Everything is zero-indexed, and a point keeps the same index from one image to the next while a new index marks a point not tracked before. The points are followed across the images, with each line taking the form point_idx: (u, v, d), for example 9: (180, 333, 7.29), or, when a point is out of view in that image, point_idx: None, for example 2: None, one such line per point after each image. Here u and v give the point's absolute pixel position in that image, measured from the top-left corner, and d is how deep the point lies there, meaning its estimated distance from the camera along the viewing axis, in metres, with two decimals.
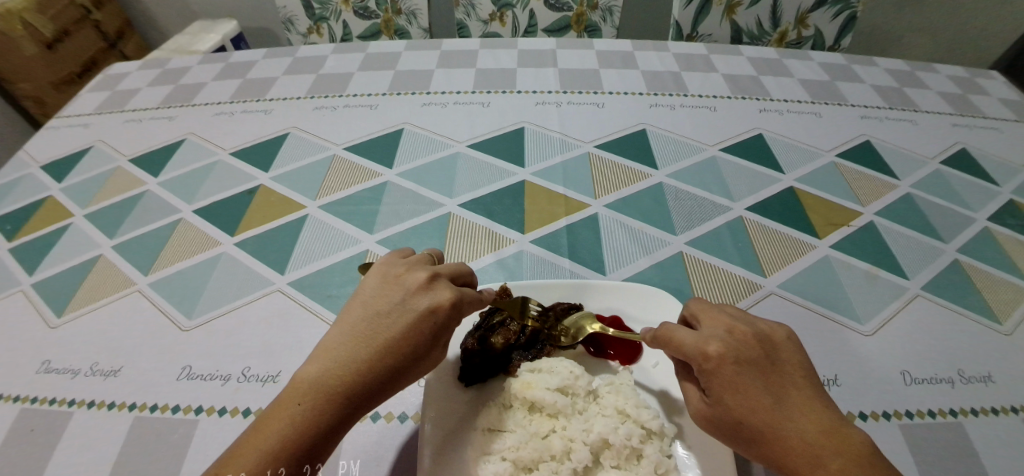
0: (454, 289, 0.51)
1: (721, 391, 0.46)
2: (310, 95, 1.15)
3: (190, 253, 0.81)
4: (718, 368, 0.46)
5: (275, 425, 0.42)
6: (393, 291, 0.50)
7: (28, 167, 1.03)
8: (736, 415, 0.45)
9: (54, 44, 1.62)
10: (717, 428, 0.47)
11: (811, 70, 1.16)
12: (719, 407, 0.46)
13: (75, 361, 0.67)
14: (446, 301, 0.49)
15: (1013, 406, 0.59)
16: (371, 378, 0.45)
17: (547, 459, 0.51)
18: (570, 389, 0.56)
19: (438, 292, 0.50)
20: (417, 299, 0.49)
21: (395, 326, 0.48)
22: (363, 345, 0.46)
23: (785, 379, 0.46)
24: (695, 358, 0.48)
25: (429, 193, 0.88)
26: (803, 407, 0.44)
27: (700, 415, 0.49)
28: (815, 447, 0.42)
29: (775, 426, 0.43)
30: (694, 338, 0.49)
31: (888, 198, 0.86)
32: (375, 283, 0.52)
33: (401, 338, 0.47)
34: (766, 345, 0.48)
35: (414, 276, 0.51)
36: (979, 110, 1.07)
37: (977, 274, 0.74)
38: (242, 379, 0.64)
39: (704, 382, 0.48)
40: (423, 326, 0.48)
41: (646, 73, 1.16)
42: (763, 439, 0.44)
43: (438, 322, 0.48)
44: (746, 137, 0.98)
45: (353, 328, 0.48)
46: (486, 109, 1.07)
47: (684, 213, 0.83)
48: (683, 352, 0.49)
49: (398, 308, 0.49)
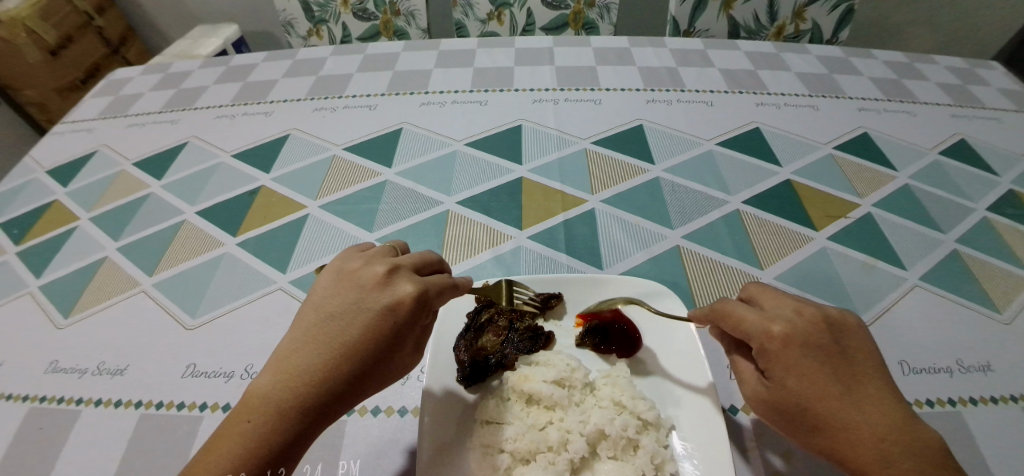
0: (414, 282, 0.49)
1: (786, 374, 0.46)
2: (310, 97, 1.16)
3: (193, 253, 0.83)
4: (782, 350, 0.46)
5: (231, 441, 0.42)
6: (349, 289, 0.49)
7: (33, 172, 1.05)
8: (801, 400, 0.45)
9: (58, 51, 1.63)
10: (775, 410, 0.48)
11: (808, 64, 1.16)
12: (780, 390, 0.47)
13: (81, 361, 0.68)
14: (403, 298, 0.48)
15: (1012, 394, 0.59)
16: (329, 383, 0.45)
17: (546, 451, 0.52)
18: (567, 381, 0.57)
19: (397, 287, 0.49)
20: (373, 298, 0.48)
21: (350, 330, 0.47)
22: (320, 349, 0.46)
23: (854, 368, 0.46)
24: (759, 337, 0.48)
25: (428, 191, 0.89)
26: (873, 399, 0.44)
27: (757, 395, 0.49)
28: (885, 441, 0.42)
29: (842, 415, 0.43)
30: (758, 319, 0.49)
31: (885, 190, 0.86)
32: (327, 284, 0.51)
33: (359, 338, 0.46)
34: (834, 330, 0.48)
35: (371, 272, 0.50)
36: (978, 100, 1.06)
37: (976, 263, 0.74)
38: (245, 376, 0.65)
39: (766, 363, 0.48)
40: (380, 326, 0.47)
41: (643, 69, 1.16)
42: (828, 427, 0.44)
43: (399, 318, 0.47)
44: (743, 131, 0.98)
45: (306, 333, 0.47)
46: (483, 108, 1.08)
47: (681, 207, 0.83)
48: (745, 331, 0.49)
49: (352, 310, 0.48)
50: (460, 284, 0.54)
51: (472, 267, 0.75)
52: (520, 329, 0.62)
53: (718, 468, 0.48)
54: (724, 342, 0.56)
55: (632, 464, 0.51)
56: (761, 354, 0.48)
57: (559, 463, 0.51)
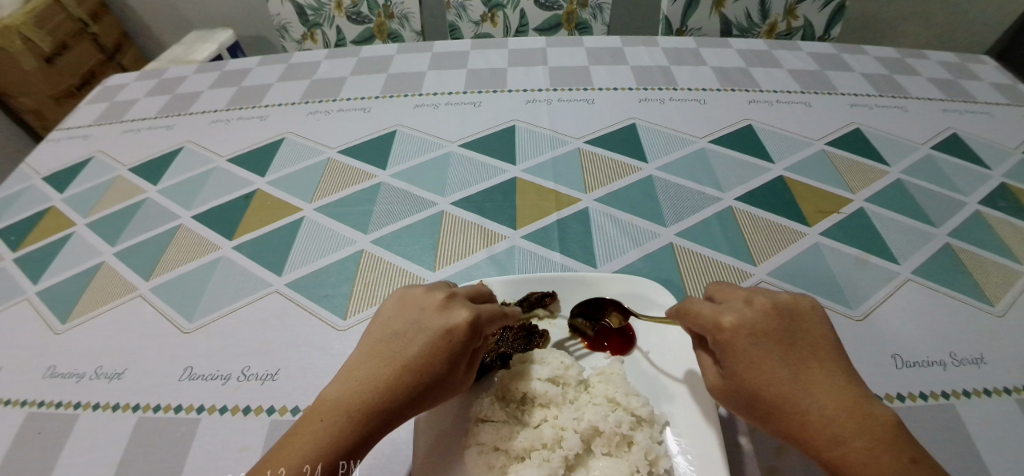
0: (470, 308, 0.51)
1: (736, 362, 0.47)
2: (304, 100, 1.16)
3: (189, 257, 0.83)
4: (731, 338, 0.48)
5: (300, 440, 0.42)
6: (410, 310, 0.51)
7: (30, 178, 1.05)
8: (752, 387, 0.46)
9: (53, 58, 1.64)
10: (733, 400, 0.49)
11: (800, 60, 1.17)
12: (733, 379, 0.48)
13: (78, 366, 0.68)
14: (463, 320, 0.49)
15: (1005, 386, 0.60)
16: (393, 397, 0.45)
17: (539, 448, 0.53)
18: (561, 379, 0.58)
19: (454, 311, 0.50)
20: (436, 319, 0.50)
21: (413, 347, 0.48)
22: (381, 364, 0.47)
23: (804, 351, 0.46)
24: (710, 329, 0.50)
25: (422, 192, 0.90)
26: (822, 382, 0.44)
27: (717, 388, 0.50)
28: (835, 423, 0.41)
29: (791, 399, 0.44)
30: (710, 311, 0.50)
31: (877, 185, 0.87)
32: (393, 304, 0.52)
33: (418, 357, 0.47)
34: (786, 317, 0.49)
35: (432, 297, 0.52)
36: (969, 95, 1.07)
37: (968, 257, 0.75)
38: (242, 378, 0.65)
39: (719, 354, 0.49)
40: (442, 346, 0.48)
41: (636, 68, 1.16)
42: (779, 412, 0.44)
43: (455, 341, 0.48)
44: (735, 128, 0.99)
45: (373, 346, 0.48)
46: (476, 109, 1.08)
47: (674, 205, 0.84)
48: (699, 323, 0.51)
49: (416, 329, 0.49)
50: (509, 312, 0.56)
51: (467, 268, 0.75)
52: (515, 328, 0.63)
53: (711, 463, 0.48)
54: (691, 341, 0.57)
55: (627, 459, 0.52)
56: (715, 346, 0.49)
57: (553, 460, 0.51)
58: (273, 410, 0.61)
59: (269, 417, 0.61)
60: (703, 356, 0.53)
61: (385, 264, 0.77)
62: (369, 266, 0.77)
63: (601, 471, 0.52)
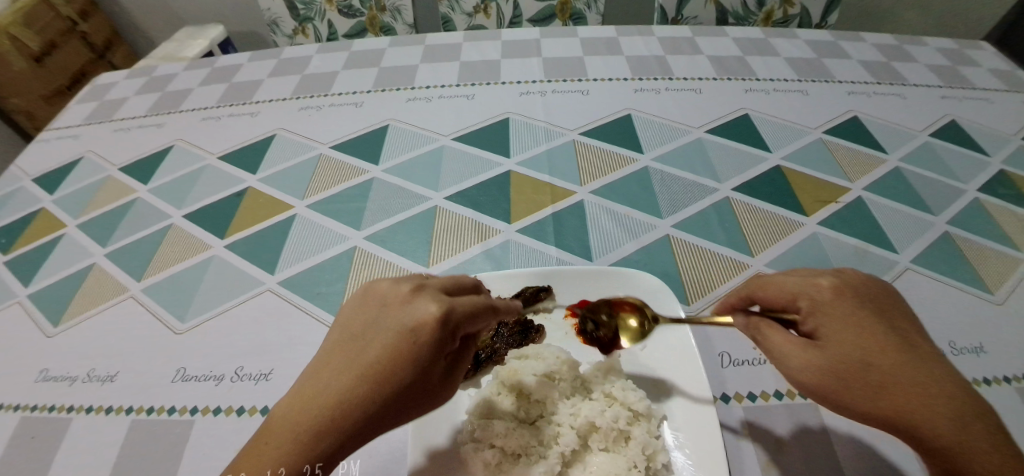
0: (437, 301, 0.45)
1: (841, 326, 0.45)
2: (296, 96, 1.15)
3: (182, 257, 0.82)
4: (836, 302, 0.46)
5: (251, 461, 0.40)
6: (374, 310, 0.47)
7: (19, 180, 1.03)
8: (860, 352, 0.43)
9: (43, 57, 1.61)
10: (830, 370, 0.44)
11: (797, 48, 1.16)
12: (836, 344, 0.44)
13: (71, 369, 0.68)
14: (428, 315, 0.43)
15: (1005, 375, 0.59)
16: (349, 408, 0.40)
17: (536, 445, 0.53)
18: (557, 374, 0.57)
19: (420, 305, 0.45)
20: (399, 315, 0.45)
21: (372, 350, 0.43)
22: (341, 371, 0.43)
23: (904, 328, 0.45)
24: (811, 291, 0.48)
25: (416, 187, 0.89)
26: (928, 358, 0.43)
27: (806, 358, 0.45)
28: (951, 398, 0.40)
29: (904, 369, 0.42)
30: (805, 278, 0.49)
31: (876, 174, 0.86)
32: (355, 302, 0.49)
33: (380, 362, 0.42)
34: (879, 294, 0.48)
35: (397, 291, 0.48)
36: (968, 81, 1.06)
37: (967, 244, 0.74)
38: (236, 378, 0.64)
39: (818, 317, 0.46)
40: (403, 347, 0.43)
41: (631, 58, 1.15)
42: (892, 382, 0.41)
43: (421, 340, 0.43)
44: (732, 118, 0.98)
45: (331, 352, 0.45)
46: (470, 102, 1.06)
47: (671, 196, 0.83)
48: (792, 288, 0.49)
49: (377, 330, 0.45)
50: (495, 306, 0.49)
51: (461, 263, 0.74)
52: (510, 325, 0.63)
53: (708, 457, 0.47)
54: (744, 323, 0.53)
55: (624, 455, 0.52)
56: (812, 309, 0.47)
57: (549, 457, 0.52)
58: (267, 411, 0.61)
59: (264, 418, 0.60)
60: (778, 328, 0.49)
61: (379, 261, 0.76)
62: (363, 263, 0.76)
63: (598, 466, 0.52)
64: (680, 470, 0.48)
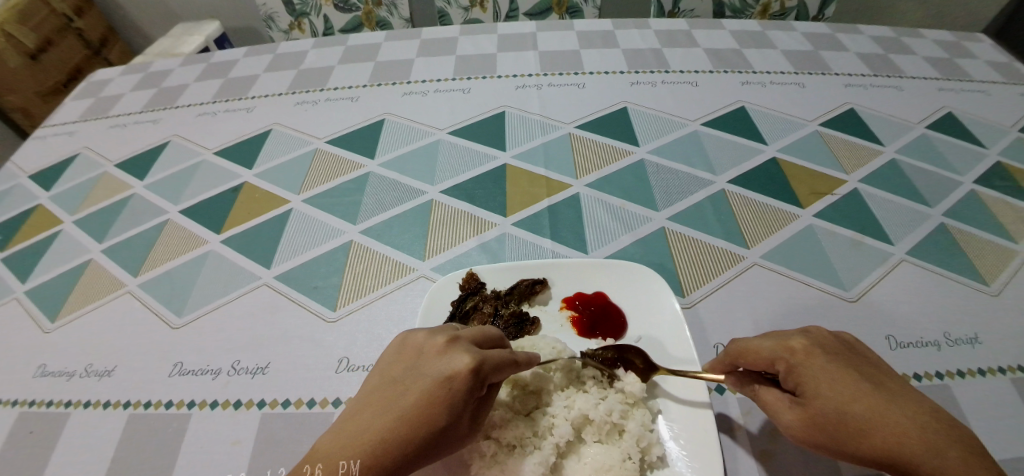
0: (472, 353, 0.45)
1: (815, 382, 0.44)
2: (291, 91, 1.14)
3: (178, 252, 0.82)
4: (807, 361, 0.45)
5: None
6: (408, 357, 0.47)
7: (16, 177, 1.03)
8: (836, 403, 0.42)
9: (38, 55, 1.60)
10: (818, 429, 0.43)
11: (794, 41, 1.15)
12: (815, 400, 0.43)
13: (68, 364, 0.68)
14: (464, 366, 0.44)
15: (1000, 366, 0.59)
16: (387, 449, 0.40)
17: (531, 436, 0.53)
18: (552, 366, 0.58)
19: (454, 356, 0.45)
20: (434, 363, 0.45)
21: (411, 394, 0.43)
22: (378, 412, 0.42)
23: (876, 372, 0.44)
24: (781, 354, 0.46)
25: (411, 182, 0.88)
26: (903, 396, 0.42)
27: (794, 420, 0.44)
28: (928, 432, 0.38)
29: (879, 412, 0.40)
30: (773, 340, 0.48)
31: (872, 166, 0.86)
32: (393, 349, 0.49)
33: (416, 407, 0.42)
34: (848, 343, 0.47)
35: (434, 341, 0.48)
36: (965, 73, 1.06)
37: (963, 236, 0.74)
38: (233, 372, 0.64)
39: (793, 378, 0.45)
40: (441, 393, 0.43)
41: (627, 51, 1.15)
42: (870, 428, 0.40)
43: (455, 390, 0.43)
44: (728, 110, 0.98)
45: (370, 394, 0.45)
46: (466, 96, 1.06)
47: (667, 188, 0.83)
48: (764, 354, 0.48)
49: (415, 376, 0.45)
50: (520, 360, 0.49)
51: (455, 257, 0.74)
52: (505, 319, 0.62)
53: (702, 448, 0.49)
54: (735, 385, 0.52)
55: (619, 446, 0.52)
56: (786, 372, 0.46)
57: (543, 448, 0.52)
58: (264, 404, 0.61)
59: (260, 411, 0.60)
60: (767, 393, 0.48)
61: (374, 255, 0.76)
62: (357, 257, 0.76)
63: (593, 458, 0.52)
64: (674, 462, 0.49)
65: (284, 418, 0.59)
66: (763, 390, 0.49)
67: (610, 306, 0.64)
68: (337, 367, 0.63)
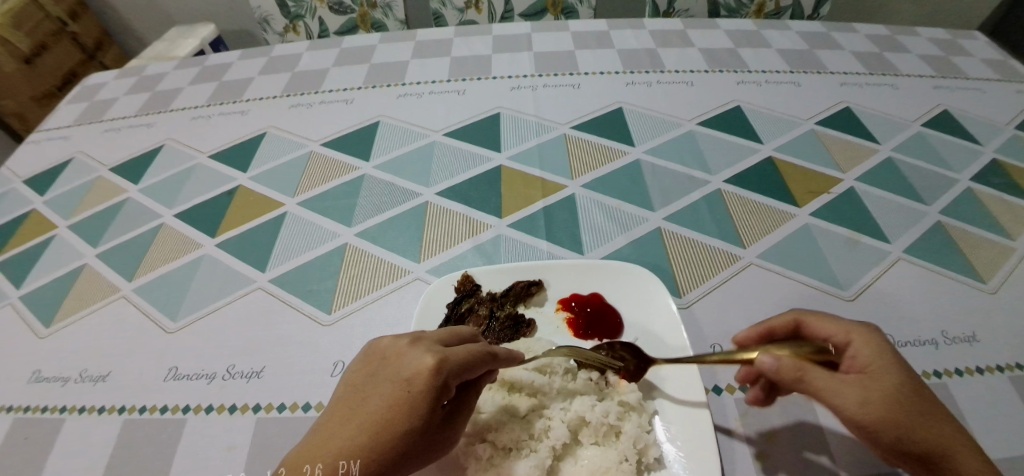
0: (434, 351, 0.45)
1: (888, 361, 0.44)
2: (286, 94, 1.14)
3: (173, 256, 0.81)
4: (881, 341, 0.46)
5: None
6: (374, 363, 0.46)
7: (10, 182, 1.02)
8: (908, 384, 0.42)
9: (32, 59, 1.60)
10: (889, 401, 0.41)
11: (789, 40, 1.15)
12: (889, 377, 0.43)
13: (63, 370, 0.67)
14: (426, 365, 0.43)
15: (998, 364, 0.59)
16: (354, 457, 0.40)
17: (527, 438, 0.53)
18: (547, 368, 0.57)
19: (415, 356, 0.44)
20: (398, 366, 0.44)
21: (375, 400, 0.43)
22: (345, 421, 0.42)
23: None
24: (858, 330, 0.47)
25: (407, 184, 0.88)
26: None
27: (864, 389, 0.42)
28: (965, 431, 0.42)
29: (938, 403, 0.42)
30: (841, 320, 0.49)
31: (868, 164, 0.86)
32: (360, 356, 0.49)
33: (379, 412, 0.42)
34: None
35: (397, 344, 0.47)
36: (960, 71, 1.06)
37: (959, 234, 0.74)
38: (228, 377, 0.64)
39: (867, 352, 0.45)
40: (404, 395, 0.42)
41: (622, 51, 1.15)
42: (936, 413, 0.41)
43: (417, 390, 0.42)
44: (723, 110, 0.98)
45: (337, 405, 0.44)
46: (461, 97, 1.06)
47: (662, 189, 0.83)
48: (840, 326, 0.47)
49: (380, 381, 0.44)
50: (494, 352, 0.48)
51: (451, 259, 0.74)
52: (501, 320, 0.62)
53: (700, 449, 0.48)
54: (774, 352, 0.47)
55: (615, 448, 0.52)
56: (860, 344, 0.45)
57: (540, 451, 0.52)
58: (259, 408, 0.60)
59: (255, 416, 0.60)
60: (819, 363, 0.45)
61: (369, 258, 0.76)
62: (352, 260, 0.76)
63: (589, 460, 0.52)
64: (672, 463, 0.49)
65: (280, 423, 0.59)
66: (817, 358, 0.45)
67: (607, 307, 0.63)
68: (332, 371, 0.63)
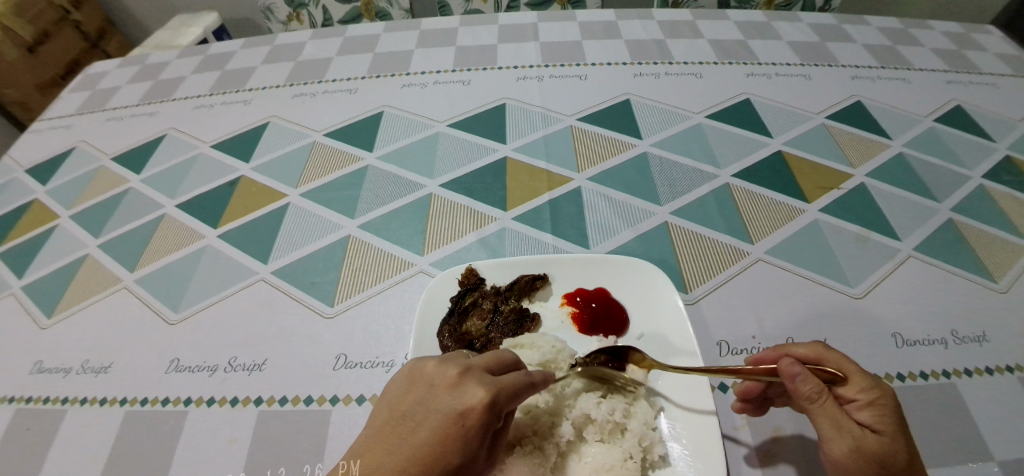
0: (485, 385, 0.42)
1: (895, 431, 0.42)
2: (288, 83, 1.13)
3: (175, 247, 0.81)
4: (896, 407, 0.43)
5: None
6: (418, 388, 0.43)
7: (12, 171, 1.02)
8: (906, 455, 0.41)
9: (35, 47, 1.59)
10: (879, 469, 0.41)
11: (800, 32, 1.13)
12: (892, 447, 0.41)
13: (65, 361, 0.67)
14: (478, 403, 0.40)
15: (1007, 365, 0.58)
16: None
17: (531, 435, 0.52)
18: (551, 363, 0.56)
19: (468, 390, 0.41)
20: (445, 398, 0.41)
21: (422, 433, 0.40)
22: (390, 451, 0.40)
23: None
24: (878, 391, 0.43)
25: (410, 175, 0.87)
26: None
27: (859, 451, 0.41)
28: None
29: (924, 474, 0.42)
30: (865, 372, 0.45)
31: (878, 159, 0.84)
32: (402, 377, 0.45)
33: (429, 445, 0.39)
34: None
35: (444, 371, 0.44)
36: (974, 65, 1.04)
37: (971, 232, 0.73)
38: (230, 369, 0.64)
39: (877, 417, 0.42)
40: (454, 433, 0.39)
41: (630, 42, 1.13)
42: None
43: (467, 427, 0.40)
44: (732, 103, 0.96)
45: (382, 429, 0.42)
46: (465, 88, 1.05)
47: (669, 182, 0.81)
48: (860, 382, 0.44)
49: (425, 411, 0.41)
50: (536, 380, 0.46)
51: (455, 252, 0.73)
52: (504, 316, 0.62)
53: (705, 448, 0.48)
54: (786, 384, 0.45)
55: (620, 446, 0.51)
56: (872, 406, 0.43)
57: (545, 448, 0.51)
58: (260, 402, 0.60)
59: (257, 409, 0.60)
60: (827, 412, 0.43)
61: (372, 250, 0.75)
62: (355, 253, 0.75)
63: (593, 458, 0.51)
64: (676, 462, 0.49)
65: (281, 416, 0.59)
66: (826, 407, 0.43)
67: (612, 302, 0.62)
68: (334, 364, 0.62)
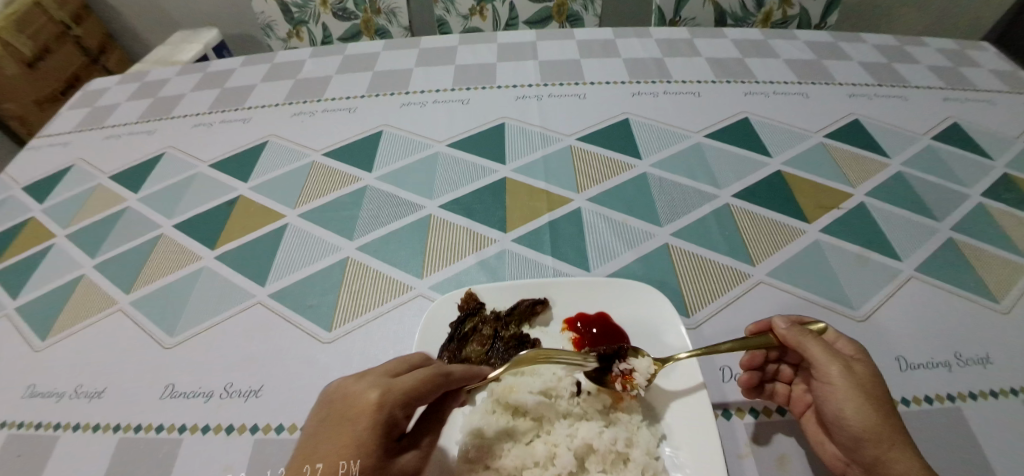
0: (378, 384, 0.44)
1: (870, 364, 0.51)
2: (287, 102, 1.13)
3: (172, 267, 0.80)
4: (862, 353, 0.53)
5: None
6: (322, 409, 0.45)
7: (9, 188, 1.02)
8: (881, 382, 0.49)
9: (35, 62, 1.59)
10: (868, 386, 0.48)
11: (797, 50, 1.14)
12: (870, 371, 0.50)
13: (58, 385, 0.66)
14: (370, 399, 0.43)
15: (1012, 387, 0.58)
16: None
17: (531, 465, 0.52)
18: (552, 391, 0.57)
19: (360, 393, 0.44)
20: (344, 407, 0.43)
21: (324, 445, 0.41)
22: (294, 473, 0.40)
23: None
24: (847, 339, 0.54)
25: (409, 195, 0.87)
26: None
27: (850, 369, 0.49)
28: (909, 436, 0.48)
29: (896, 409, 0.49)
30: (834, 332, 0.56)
31: (878, 178, 0.84)
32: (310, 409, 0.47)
33: (330, 453, 0.40)
34: None
35: (343, 385, 0.46)
36: (969, 83, 1.04)
37: (971, 251, 0.73)
38: (225, 395, 0.63)
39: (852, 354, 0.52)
40: (354, 433, 0.41)
41: (628, 61, 1.14)
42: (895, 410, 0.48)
43: (365, 424, 0.41)
44: (731, 122, 0.96)
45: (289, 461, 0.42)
46: (465, 107, 1.05)
47: (669, 202, 0.81)
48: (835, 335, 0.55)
49: (328, 425, 0.43)
50: (442, 372, 0.48)
51: (455, 275, 0.73)
52: (503, 341, 0.61)
53: None
54: (782, 329, 0.54)
55: None
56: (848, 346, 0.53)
57: None
58: (256, 428, 0.59)
59: (253, 436, 0.58)
60: (819, 344, 0.51)
61: (370, 272, 0.74)
62: (354, 275, 0.74)
63: None
64: None
65: (277, 444, 0.58)
66: (817, 340, 0.52)
67: (612, 326, 0.62)
68: None
